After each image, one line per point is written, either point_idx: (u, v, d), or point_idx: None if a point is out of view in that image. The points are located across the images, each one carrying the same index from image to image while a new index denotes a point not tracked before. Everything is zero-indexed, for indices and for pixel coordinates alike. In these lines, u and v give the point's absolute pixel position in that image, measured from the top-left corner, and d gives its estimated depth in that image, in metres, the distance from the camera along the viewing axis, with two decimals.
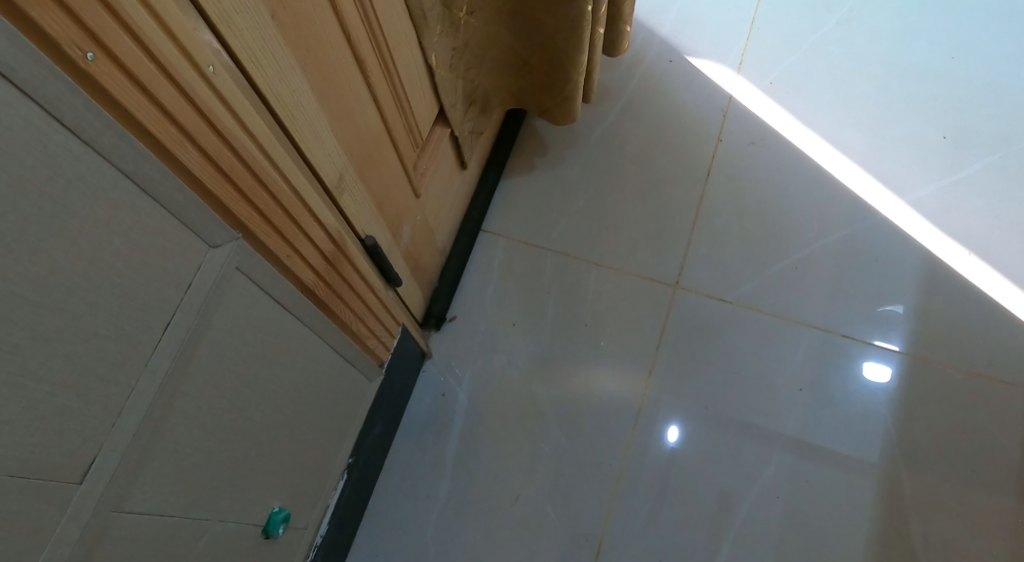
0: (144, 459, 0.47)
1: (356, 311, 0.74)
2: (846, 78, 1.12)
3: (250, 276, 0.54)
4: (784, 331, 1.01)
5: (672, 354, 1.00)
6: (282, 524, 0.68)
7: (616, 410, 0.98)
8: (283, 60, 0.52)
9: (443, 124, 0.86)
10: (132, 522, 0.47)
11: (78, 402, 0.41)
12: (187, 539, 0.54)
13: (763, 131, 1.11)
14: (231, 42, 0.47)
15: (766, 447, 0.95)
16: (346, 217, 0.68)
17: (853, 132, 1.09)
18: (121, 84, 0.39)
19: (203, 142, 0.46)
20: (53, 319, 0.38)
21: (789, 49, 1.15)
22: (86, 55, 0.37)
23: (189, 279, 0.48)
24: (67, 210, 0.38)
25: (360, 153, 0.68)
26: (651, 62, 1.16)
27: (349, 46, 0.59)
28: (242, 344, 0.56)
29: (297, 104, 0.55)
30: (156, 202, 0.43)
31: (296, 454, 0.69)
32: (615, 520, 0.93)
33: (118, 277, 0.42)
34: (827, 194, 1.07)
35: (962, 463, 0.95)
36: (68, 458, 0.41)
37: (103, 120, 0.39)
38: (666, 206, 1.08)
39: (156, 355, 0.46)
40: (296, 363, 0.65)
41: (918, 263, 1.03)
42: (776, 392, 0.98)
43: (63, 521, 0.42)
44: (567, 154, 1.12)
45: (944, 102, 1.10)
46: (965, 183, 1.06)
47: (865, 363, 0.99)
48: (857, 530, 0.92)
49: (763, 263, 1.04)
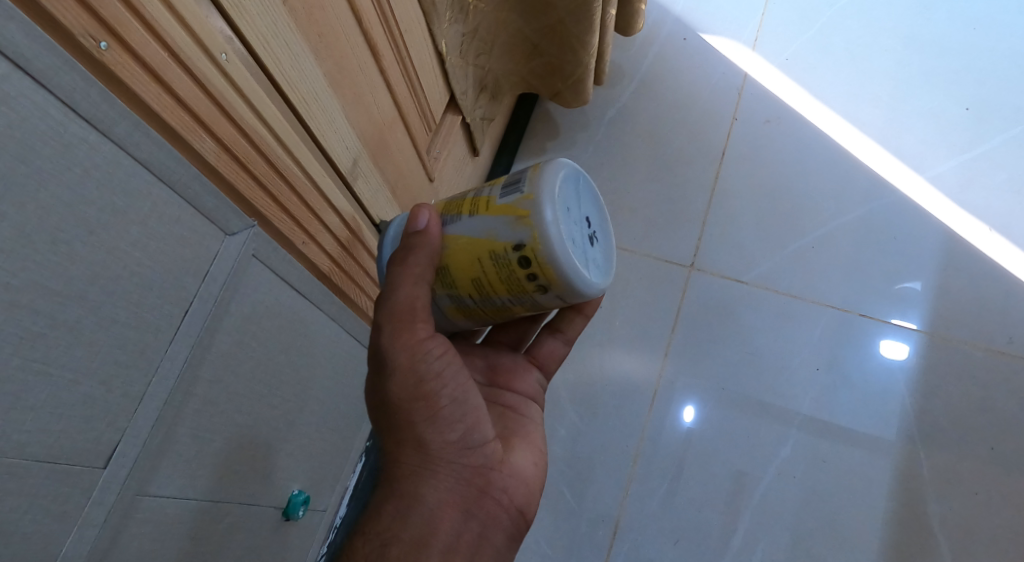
0: (165, 444, 0.48)
1: (371, 295, 0.75)
2: (864, 53, 1.10)
3: (266, 262, 0.55)
4: (802, 311, 1.00)
5: (687, 336, 1.00)
6: (302, 507, 0.69)
7: (631, 392, 0.98)
8: (296, 48, 0.51)
9: (454, 111, 0.85)
10: (154, 506, 0.48)
11: (100, 389, 0.42)
12: (209, 523, 0.55)
13: (780, 108, 1.09)
14: (244, 29, 0.46)
15: (782, 426, 0.95)
16: (362, 203, 0.68)
17: (871, 108, 1.07)
18: (136, 73, 0.39)
19: (219, 130, 0.46)
20: (74, 309, 0.39)
21: (805, 25, 1.12)
22: (100, 44, 0.37)
23: (207, 268, 0.48)
24: (84, 200, 0.38)
25: (374, 138, 0.67)
26: (664, 40, 1.14)
27: (360, 29, 0.59)
28: (259, 329, 0.56)
29: (311, 90, 0.54)
30: (173, 190, 0.44)
31: (313, 438, 0.70)
32: (631, 500, 0.94)
33: (136, 265, 0.42)
34: (843, 173, 1.05)
35: (982, 441, 0.94)
36: (93, 443, 0.42)
37: (119, 110, 0.39)
38: (681, 187, 1.07)
39: (174, 344, 0.46)
40: (311, 347, 0.66)
41: (937, 240, 1.02)
42: (794, 372, 0.98)
43: (87, 504, 0.42)
44: (580, 136, 1.11)
45: (965, 74, 1.07)
46: (985, 157, 1.04)
47: (884, 342, 0.98)
48: (874, 510, 0.92)
49: (779, 244, 1.03)
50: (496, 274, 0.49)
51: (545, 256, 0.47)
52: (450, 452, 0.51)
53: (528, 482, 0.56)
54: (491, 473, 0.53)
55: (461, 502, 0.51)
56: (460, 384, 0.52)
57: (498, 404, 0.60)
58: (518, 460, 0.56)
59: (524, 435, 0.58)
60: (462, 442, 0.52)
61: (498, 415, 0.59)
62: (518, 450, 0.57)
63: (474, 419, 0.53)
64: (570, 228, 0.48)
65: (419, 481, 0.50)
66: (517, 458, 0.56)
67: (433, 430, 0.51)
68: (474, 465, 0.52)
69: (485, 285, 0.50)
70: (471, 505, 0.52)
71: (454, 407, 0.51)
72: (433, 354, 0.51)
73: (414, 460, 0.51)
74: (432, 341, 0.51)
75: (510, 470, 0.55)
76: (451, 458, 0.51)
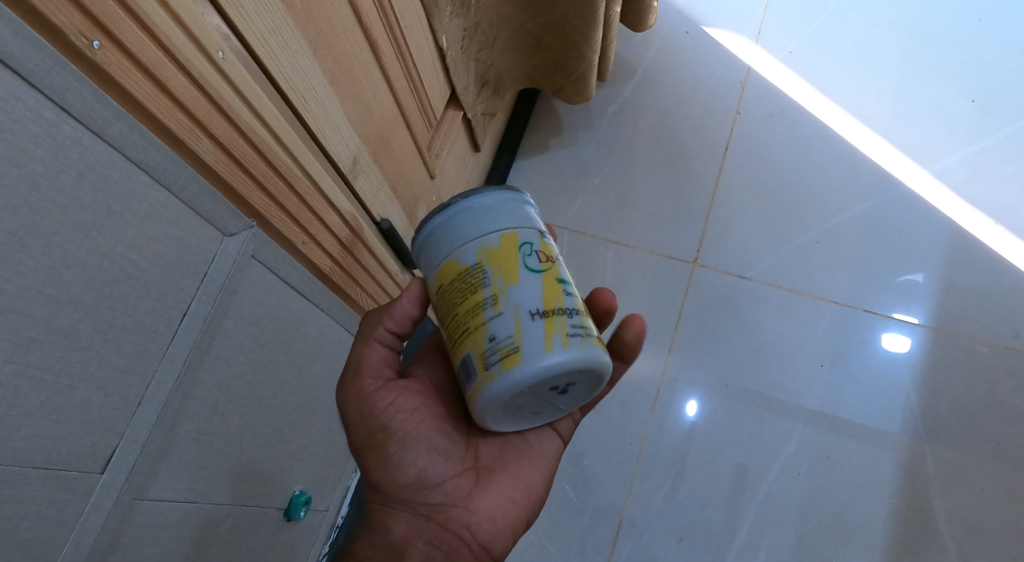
0: (164, 448, 0.47)
1: (373, 294, 0.75)
2: (868, 45, 1.09)
3: (265, 263, 0.54)
4: (806, 307, 0.99)
5: (690, 332, 0.99)
6: (303, 508, 0.68)
7: (634, 389, 0.97)
8: (294, 44, 0.50)
9: (455, 107, 0.84)
10: (153, 510, 0.48)
11: (98, 394, 0.41)
12: (209, 526, 0.55)
13: (783, 102, 1.08)
14: (240, 26, 0.45)
15: (787, 422, 0.95)
16: (362, 202, 0.67)
17: (875, 101, 1.06)
18: (129, 73, 0.38)
19: (215, 130, 0.45)
20: (69, 313, 0.38)
21: (808, 16, 1.11)
22: (93, 43, 0.36)
23: (205, 270, 0.47)
24: (79, 202, 0.38)
25: (374, 135, 0.66)
26: (666, 34, 1.13)
27: (359, 25, 0.58)
28: (258, 329, 0.56)
29: (310, 87, 0.53)
30: (169, 191, 0.43)
31: (313, 439, 0.69)
32: (634, 497, 0.93)
33: (133, 269, 0.41)
34: (848, 167, 1.04)
35: (988, 437, 0.93)
36: (91, 448, 0.42)
37: (112, 111, 0.38)
38: (684, 181, 1.06)
39: (173, 347, 0.46)
40: (311, 347, 0.65)
41: (943, 234, 1.01)
42: (798, 368, 0.97)
43: (85, 510, 0.42)
44: (583, 132, 1.10)
45: (971, 67, 1.06)
46: (991, 151, 1.03)
47: (887, 336, 0.97)
48: (879, 507, 0.91)
49: (783, 238, 1.02)
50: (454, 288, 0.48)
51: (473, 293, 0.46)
52: (405, 492, 0.55)
53: (500, 520, 0.56)
54: (451, 510, 0.55)
55: (419, 537, 0.54)
56: (413, 429, 0.54)
57: (508, 431, 0.59)
58: (488, 497, 0.56)
59: (518, 468, 0.58)
60: (416, 482, 0.54)
61: (497, 444, 0.58)
62: (496, 487, 0.56)
63: (430, 460, 0.55)
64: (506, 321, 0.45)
65: (381, 515, 0.55)
66: (490, 495, 0.56)
67: (384, 474, 0.55)
68: (432, 503, 0.55)
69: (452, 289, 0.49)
70: (428, 538, 0.54)
71: (402, 452, 0.54)
72: (382, 404, 0.54)
73: (378, 498, 0.56)
74: (379, 392, 0.55)
75: (477, 507, 0.55)
76: (409, 498, 0.55)
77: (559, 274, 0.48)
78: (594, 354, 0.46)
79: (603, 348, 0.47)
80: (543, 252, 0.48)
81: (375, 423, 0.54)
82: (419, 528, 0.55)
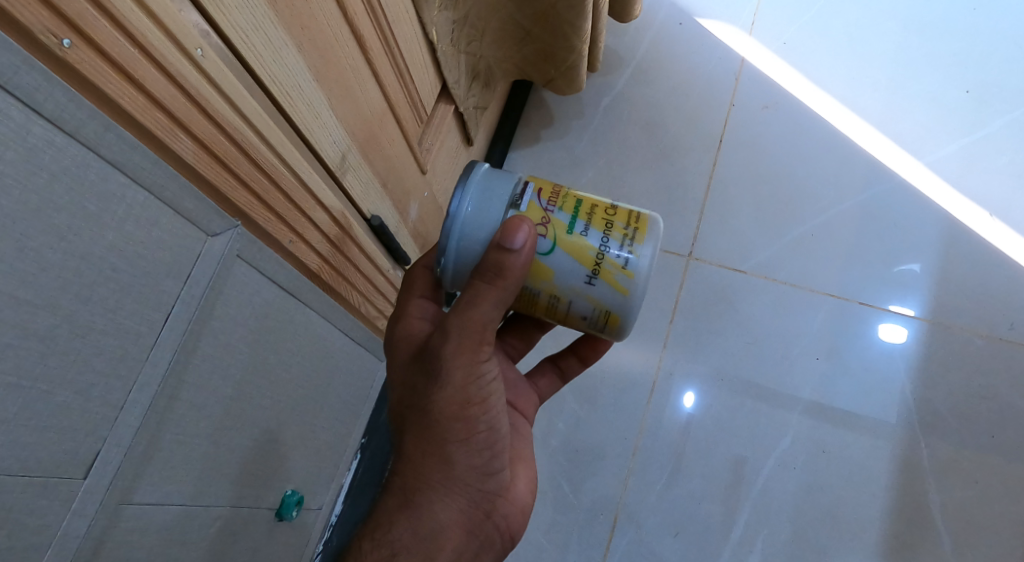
0: (149, 452, 0.47)
1: (364, 292, 0.73)
2: (863, 36, 1.07)
3: (252, 263, 0.53)
4: (802, 299, 0.99)
5: (686, 325, 0.99)
6: (295, 507, 0.68)
7: (631, 384, 0.97)
8: (277, 40, 0.50)
9: (446, 101, 0.83)
10: (140, 514, 0.47)
11: (79, 399, 0.41)
12: (199, 528, 0.54)
13: (778, 93, 1.07)
14: (219, 21, 0.45)
15: (783, 416, 0.94)
16: (351, 198, 0.66)
17: (870, 92, 1.05)
18: (103, 72, 0.38)
19: (197, 129, 0.45)
20: (45, 317, 0.38)
21: (803, 6, 1.09)
22: (63, 42, 0.36)
23: (189, 269, 0.47)
24: (53, 206, 0.37)
25: (364, 130, 0.66)
26: (659, 25, 1.12)
27: (345, 20, 0.57)
28: (247, 329, 0.55)
29: (294, 83, 0.53)
30: (150, 193, 0.42)
31: (307, 438, 0.69)
32: (630, 492, 0.93)
33: (111, 270, 0.41)
34: (843, 160, 1.04)
35: (983, 429, 0.93)
36: (72, 454, 0.41)
37: (87, 111, 0.38)
38: (679, 175, 1.06)
39: (157, 349, 0.45)
40: (303, 345, 0.64)
41: (938, 225, 1.00)
42: (794, 361, 0.96)
43: (68, 516, 0.41)
44: (577, 125, 1.09)
45: (965, 57, 1.05)
46: (985, 142, 1.02)
47: (884, 329, 0.97)
48: (874, 500, 0.91)
49: (778, 231, 1.02)
50: (526, 302, 0.53)
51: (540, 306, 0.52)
52: (459, 550, 0.51)
53: (524, 511, 0.57)
54: (496, 500, 0.54)
55: (466, 524, 0.52)
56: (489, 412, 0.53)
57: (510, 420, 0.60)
58: (529, 490, 0.58)
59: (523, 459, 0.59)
60: (471, 518, 0.52)
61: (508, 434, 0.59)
62: (521, 474, 0.58)
63: (499, 447, 0.54)
64: (576, 307, 0.52)
65: (429, 497, 0.51)
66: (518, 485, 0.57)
67: (460, 452, 0.51)
68: (485, 491, 0.53)
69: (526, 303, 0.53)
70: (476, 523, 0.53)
71: (460, 499, 0.52)
72: (446, 458, 0.51)
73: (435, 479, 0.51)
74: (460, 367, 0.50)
75: (514, 498, 0.56)
76: (471, 483, 0.52)
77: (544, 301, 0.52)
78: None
79: (627, 289, 0.51)
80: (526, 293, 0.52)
81: (467, 400, 0.51)
82: (467, 517, 0.52)
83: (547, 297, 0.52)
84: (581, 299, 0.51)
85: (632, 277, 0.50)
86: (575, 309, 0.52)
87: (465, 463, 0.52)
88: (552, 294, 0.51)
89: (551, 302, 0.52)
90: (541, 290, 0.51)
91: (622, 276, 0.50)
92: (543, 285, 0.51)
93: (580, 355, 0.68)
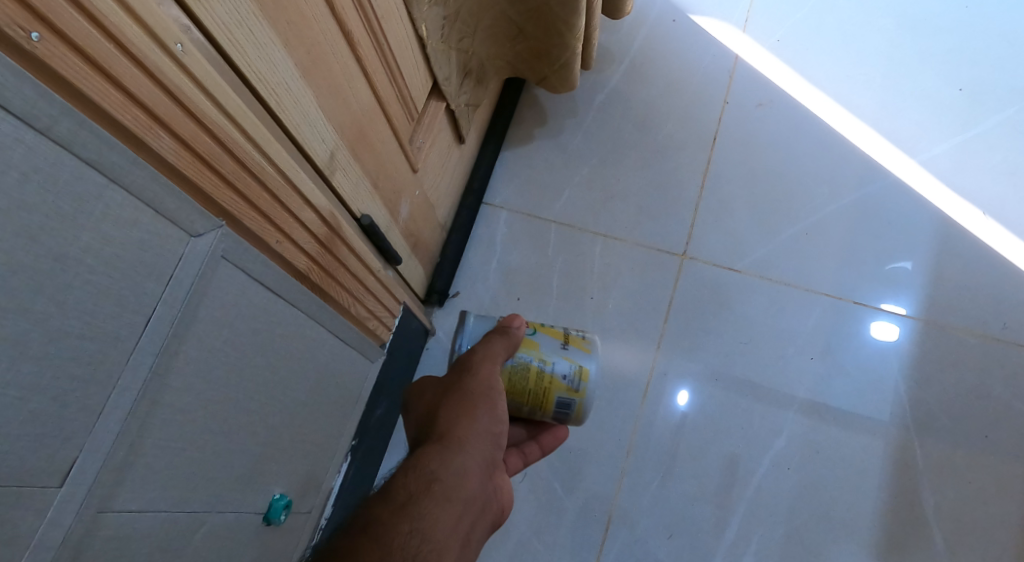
0: (130, 458, 0.45)
1: (354, 293, 0.72)
2: (857, 34, 1.07)
3: (237, 264, 0.52)
4: (796, 299, 0.98)
5: (680, 325, 0.98)
6: (284, 511, 0.67)
7: (624, 384, 0.96)
8: (261, 36, 0.49)
9: (438, 97, 0.82)
10: (120, 522, 0.46)
11: (53, 405, 0.39)
12: (183, 534, 0.53)
13: (772, 90, 1.06)
14: (200, 15, 0.44)
15: (776, 416, 0.94)
16: (339, 197, 0.65)
17: (864, 89, 1.05)
18: (76, 67, 0.37)
19: (178, 127, 0.43)
20: (16, 321, 0.36)
21: (797, 3, 1.09)
22: (31, 35, 0.35)
23: (171, 271, 0.45)
24: (23, 206, 0.36)
25: (353, 128, 0.65)
26: (653, 22, 1.11)
27: (333, 15, 0.56)
28: (233, 331, 0.54)
29: (279, 79, 0.52)
30: (128, 193, 0.41)
31: (296, 441, 0.68)
32: (623, 493, 0.92)
33: (88, 272, 0.40)
34: (837, 157, 1.03)
35: (977, 429, 0.93)
36: (46, 461, 0.40)
37: (59, 107, 0.36)
38: (672, 173, 1.05)
39: (138, 352, 0.44)
40: (291, 346, 0.63)
41: (932, 224, 1.00)
42: (788, 361, 0.96)
43: (41, 526, 0.40)
44: (570, 123, 1.08)
45: (958, 54, 1.05)
46: (979, 140, 1.02)
47: (878, 328, 0.96)
48: (868, 501, 0.91)
49: (772, 230, 1.01)
50: (520, 380, 0.65)
51: (531, 380, 0.65)
52: (471, 499, 0.57)
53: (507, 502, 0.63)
54: (496, 476, 0.61)
55: (480, 478, 0.59)
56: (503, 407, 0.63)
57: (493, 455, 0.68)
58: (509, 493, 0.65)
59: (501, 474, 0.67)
60: (484, 475, 0.59)
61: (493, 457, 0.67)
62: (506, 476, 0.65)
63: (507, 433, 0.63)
64: (560, 377, 0.66)
65: (461, 443, 0.58)
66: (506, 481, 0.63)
67: (486, 419, 0.60)
68: (494, 461, 0.61)
69: (519, 384, 0.65)
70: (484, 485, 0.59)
71: (478, 454, 0.59)
72: (475, 416, 0.60)
73: (464, 432, 0.59)
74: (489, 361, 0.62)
75: (505, 485, 0.62)
76: (489, 446, 0.60)
77: (536, 374, 0.65)
78: (555, 421, 0.69)
79: (590, 366, 0.67)
80: (522, 370, 0.65)
81: (491, 389, 0.61)
82: (481, 472, 0.59)
83: (538, 369, 0.65)
84: (563, 366, 0.66)
85: (593, 350, 0.68)
86: (557, 373, 0.66)
87: (487, 431, 0.60)
88: (542, 367, 0.65)
89: (541, 378, 0.65)
90: (533, 366, 0.65)
91: (585, 355, 0.68)
92: (535, 359, 0.65)
93: (541, 443, 0.73)
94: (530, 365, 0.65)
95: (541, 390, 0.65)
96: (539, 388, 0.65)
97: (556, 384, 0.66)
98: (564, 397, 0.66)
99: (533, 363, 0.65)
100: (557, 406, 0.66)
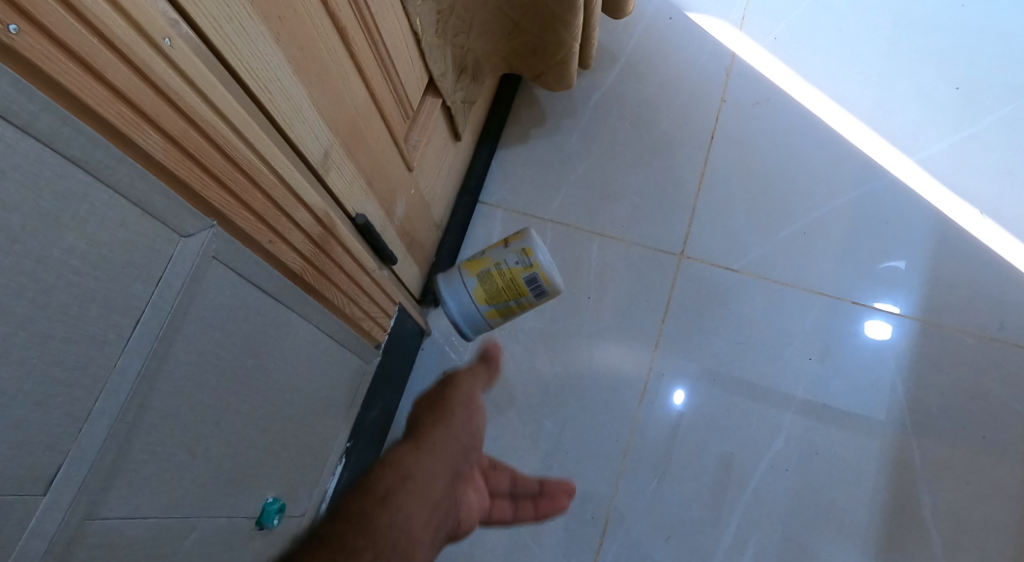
0: (117, 464, 0.44)
1: (349, 294, 0.71)
2: (853, 32, 1.06)
3: (228, 264, 0.51)
4: (793, 299, 0.97)
5: (677, 325, 0.97)
6: (277, 516, 0.65)
7: (621, 384, 0.95)
8: (252, 31, 0.48)
9: (433, 94, 0.81)
10: (107, 529, 0.45)
11: (36, 411, 0.38)
12: (172, 541, 0.52)
13: (769, 89, 1.05)
14: (188, 8, 0.43)
15: (774, 417, 0.93)
16: (333, 195, 0.64)
17: (861, 88, 1.04)
18: (59, 62, 0.36)
19: (166, 124, 0.42)
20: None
21: (793, 1, 1.08)
22: (11, 28, 0.33)
23: (160, 272, 0.44)
24: (4, 206, 0.35)
25: (347, 126, 0.63)
26: (649, 20, 1.10)
27: (326, 10, 0.55)
28: (224, 332, 0.52)
29: (270, 75, 0.51)
30: (114, 191, 0.40)
31: (290, 444, 0.66)
32: (620, 494, 0.91)
33: (73, 274, 0.38)
34: (833, 157, 1.02)
35: (975, 430, 0.92)
36: (30, 469, 0.39)
37: (40, 103, 0.35)
38: (669, 172, 1.04)
39: (125, 356, 0.43)
40: (285, 348, 0.62)
41: (929, 223, 0.99)
42: (786, 361, 0.95)
43: (25, 535, 0.39)
44: (567, 121, 1.07)
45: (954, 53, 1.04)
46: (976, 139, 1.01)
47: (876, 328, 0.96)
48: (867, 502, 0.90)
49: (769, 230, 1.00)
50: (494, 289, 0.80)
51: (498, 283, 0.80)
52: (437, 499, 0.64)
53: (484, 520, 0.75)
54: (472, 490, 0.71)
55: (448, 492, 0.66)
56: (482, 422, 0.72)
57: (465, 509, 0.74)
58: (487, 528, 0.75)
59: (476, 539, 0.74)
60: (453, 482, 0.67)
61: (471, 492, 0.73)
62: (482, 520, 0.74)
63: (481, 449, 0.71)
64: (515, 265, 0.79)
65: (436, 450, 0.66)
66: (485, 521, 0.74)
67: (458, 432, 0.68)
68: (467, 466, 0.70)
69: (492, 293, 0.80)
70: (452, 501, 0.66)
71: (450, 462, 0.67)
72: (452, 422, 0.68)
73: (439, 439, 0.67)
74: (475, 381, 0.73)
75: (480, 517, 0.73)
76: (460, 457, 0.68)
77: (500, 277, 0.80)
78: (542, 298, 0.81)
79: (530, 247, 0.79)
80: (487, 280, 0.80)
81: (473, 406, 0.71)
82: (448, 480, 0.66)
83: (494, 272, 0.80)
84: (511, 258, 0.79)
85: (528, 237, 0.79)
86: (514, 266, 0.79)
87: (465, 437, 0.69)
88: (495, 268, 0.80)
89: (504, 277, 0.80)
90: (492, 272, 0.80)
91: (522, 243, 0.79)
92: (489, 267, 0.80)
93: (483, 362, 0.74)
94: (487, 273, 0.80)
95: (512, 285, 0.79)
96: (508, 284, 0.79)
97: (516, 277, 0.79)
98: (525, 278, 0.79)
99: (492, 272, 0.80)
100: (530, 286, 0.79)
